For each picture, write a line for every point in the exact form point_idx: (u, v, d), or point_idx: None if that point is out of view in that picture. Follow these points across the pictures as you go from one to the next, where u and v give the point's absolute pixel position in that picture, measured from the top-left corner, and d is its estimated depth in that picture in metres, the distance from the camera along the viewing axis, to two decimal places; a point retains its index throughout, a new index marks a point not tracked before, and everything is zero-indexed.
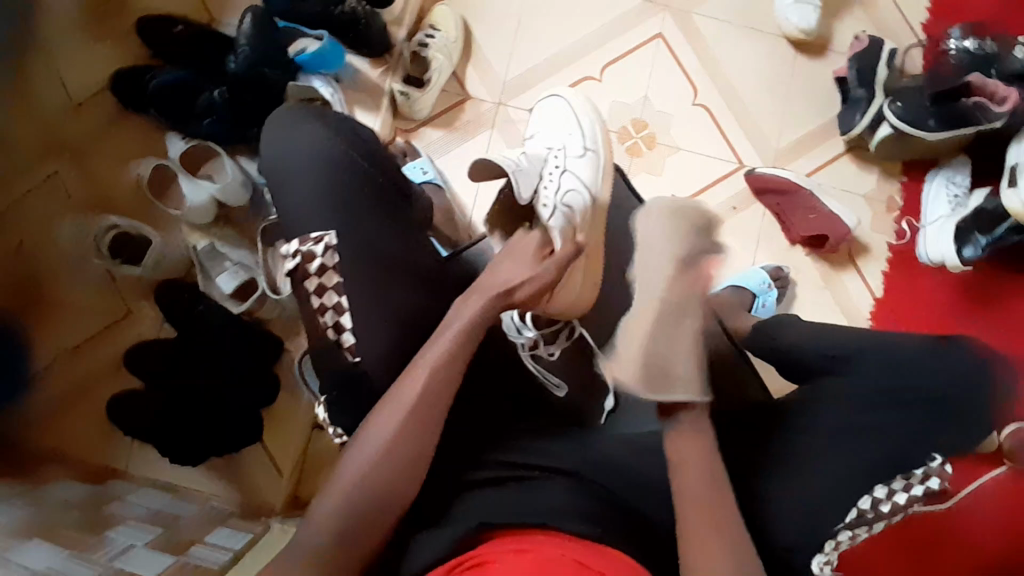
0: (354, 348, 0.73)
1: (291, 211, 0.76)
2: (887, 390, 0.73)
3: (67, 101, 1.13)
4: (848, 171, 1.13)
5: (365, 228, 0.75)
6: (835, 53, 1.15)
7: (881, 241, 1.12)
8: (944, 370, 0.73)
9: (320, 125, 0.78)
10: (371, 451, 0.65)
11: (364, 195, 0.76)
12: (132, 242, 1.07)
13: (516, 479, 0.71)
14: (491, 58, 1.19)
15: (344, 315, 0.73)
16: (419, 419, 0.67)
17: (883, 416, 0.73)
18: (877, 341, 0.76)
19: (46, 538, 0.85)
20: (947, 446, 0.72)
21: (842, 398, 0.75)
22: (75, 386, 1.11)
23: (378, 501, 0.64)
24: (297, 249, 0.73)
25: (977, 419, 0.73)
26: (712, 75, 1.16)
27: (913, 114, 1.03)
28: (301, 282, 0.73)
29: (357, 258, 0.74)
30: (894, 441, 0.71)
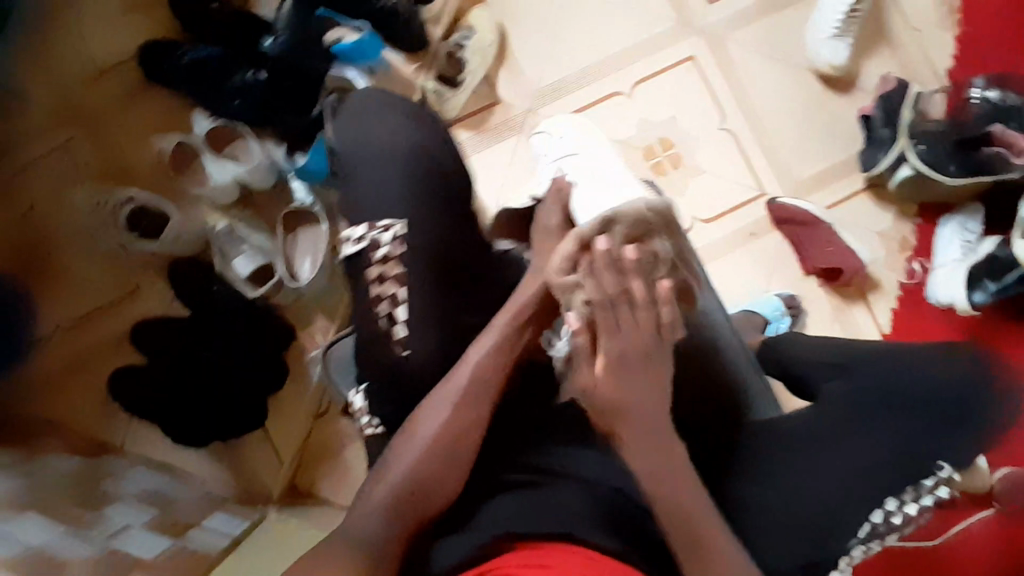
0: (405, 340, 0.72)
1: (356, 195, 0.75)
2: (884, 391, 0.70)
3: (91, 70, 1.13)
4: (866, 207, 1.15)
5: (429, 220, 0.74)
6: (861, 91, 1.17)
7: (892, 278, 1.14)
8: (945, 380, 0.69)
9: (396, 113, 0.78)
10: (419, 443, 0.66)
11: (434, 181, 0.76)
12: (150, 217, 1.06)
13: (542, 481, 0.67)
14: (524, 64, 1.19)
15: (399, 306, 0.72)
16: (461, 410, 0.67)
17: (884, 424, 0.69)
18: (874, 352, 0.74)
19: (38, 511, 0.82)
20: (952, 454, 0.68)
21: (842, 400, 0.72)
22: (78, 357, 1.09)
23: (418, 491, 0.63)
24: (363, 234, 0.73)
25: (976, 429, 0.69)
26: (740, 102, 1.18)
27: (935, 157, 1.06)
28: (364, 269, 0.73)
29: (418, 251, 0.73)
30: (906, 443, 0.68)
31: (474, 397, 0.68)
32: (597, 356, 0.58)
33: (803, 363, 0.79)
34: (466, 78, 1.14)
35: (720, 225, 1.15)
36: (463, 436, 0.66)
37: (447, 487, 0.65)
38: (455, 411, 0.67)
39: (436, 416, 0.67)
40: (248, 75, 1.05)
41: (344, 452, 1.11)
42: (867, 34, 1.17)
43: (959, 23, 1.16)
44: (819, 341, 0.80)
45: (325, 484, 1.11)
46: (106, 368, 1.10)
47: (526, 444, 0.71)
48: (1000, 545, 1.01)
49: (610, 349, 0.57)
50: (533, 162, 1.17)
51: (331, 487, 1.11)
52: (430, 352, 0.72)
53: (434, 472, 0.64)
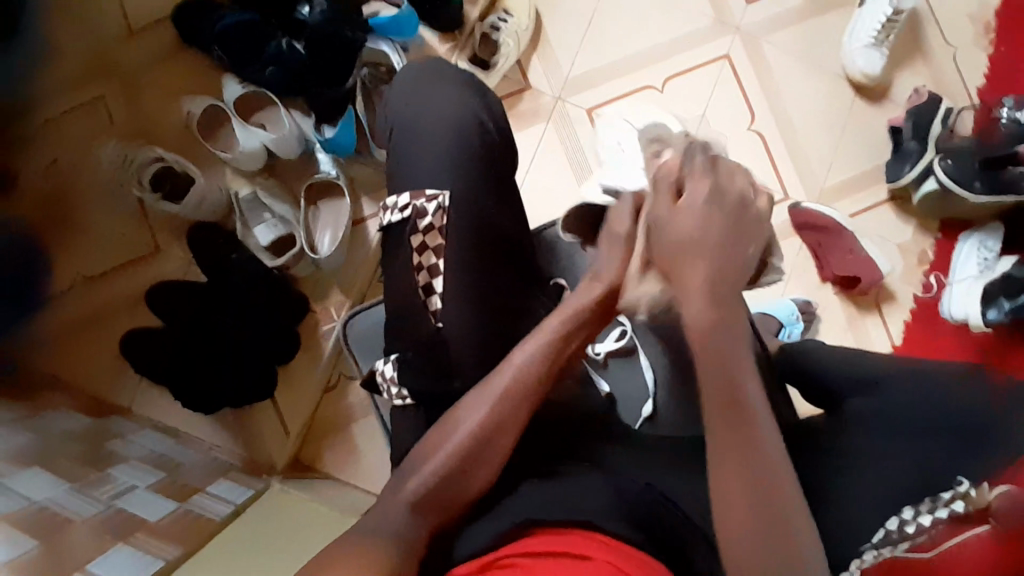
0: (439, 313, 0.72)
1: (408, 164, 0.76)
2: (918, 411, 0.70)
3: (124, 27, 1.11)
4: (888, 219, 1.15)
5: (471, 193, 0.74)
6: (891, 102, 1.17)
7: (908, 292, 1.14)
8: (970, 399, 0.69)
9: (455, 87, 0.78)
10: (461, 435, 0.66)
11: (479, 155, 0.75)
12: (174, 179, 1.06)
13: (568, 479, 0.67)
14: (557, 52, 1.18)
15: (437, 278, 0.73)
16: (505, 405, 0.67)
17: (911, 443, 0.69)
18: (901, 371, 0.74)
19: (45, 466, 0.83)
20: (972, 472, 0.67)
21: (870, 414, 0.72)
22: (91, 314, 1.09)
23: (454, 481, 0.64)
24: (408, 203, 0.73)
25: (995, 453, 0.67)
26: (771, 104, 1.18)
27: (962, 174, 1.05)
28: (408, 236, 0.73)
29: (462, 224, 0.73)
30: (933, 462, 0.68)
31: (514, 398, 0.67)
32: (674, 201, 0.62)
33: (827, 369, 0.77)
34: (499, 61, 1.13)
35: None
36: (499, 434, 0.66)
37: (479, 481, 0.65)
38: (493, 410, 0.67)
39: (474, 414, 0.67)
40: (281, 44, 1.04)
41: (353, 426, 1.11)
42: (903, 45, 1.17)
43: (995, 40, 1.16)
44: (844, 351, 0.79)
45: (329, 458, 1.10)
46: (119, 328, 1.09)
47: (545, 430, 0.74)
48: None
49: (692, 194, 0.62)
50: (559, 151, 1.16)
51: (336, 461, 1.10)
52: (466, 327, 0.72)
53: (468, 467, 0.65)
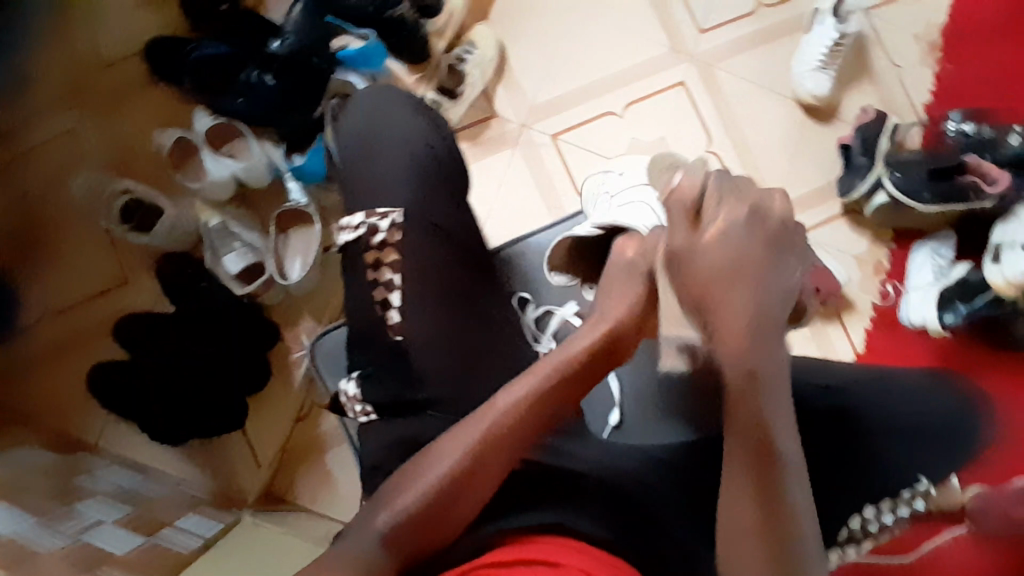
0: (399, 327, 0.74)
1: (366, 183, 0.79)
2: (904, 418, 0.77)
3: (95, 61, 1.13)
4: (844, 232, 1.20)
5: (429, 209, 0.78)
6: (841, 121, 1.23)
7: (866, 300, 1.18)
8: (938, 405, 0.79)
9: (411, 114, 0.83)
10: (445, 465, 0.62)
11: (434, 179, 0.80)
12: (143, 209, 1.06)
13: (544, 504, 0.65)
14: (523, 81, 1.22)
15: (394, 292, 0.75)
16: (493, 435, 0.63)
17: (883, 450, 0.75)
18: (874, 373, 0.80)
19: (10, 502, 0.80)
20: (933, 470, 0.78)
21: (874, 425, 0.76)
22: (59, 348, 1.08)
23: (439, 511, 0.61)
24: (362, 221, 0.77)
25: (958, 451, 0.80)
26: (727, 126, 1.23)
27: (910, 185, 1.11)
28: (363, 252, 0.76)
29: (420, 238, 0.76)
30: (904, 465, 0.76)
31: (495, 437, 0.63)
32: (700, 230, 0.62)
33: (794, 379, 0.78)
34: (465, 91, 1.17)
35: None
36: (480, 471, 0.63)
37: (461, 513, 0.62)
38: (477, 445, 0.63)
39: (455, 449, 0.63)
40: (252, 74, 1.06)
41: (326, 454, 1.09)
42: (851, 68, 1.24)
43: (937, 60, 1.23)
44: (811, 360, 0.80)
45: (302, 488, 1.08)
46: (86, 361, 1.07)
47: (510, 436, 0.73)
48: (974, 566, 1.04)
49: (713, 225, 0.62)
50: (527, 176, 1.19)
51: (309, 491, 1.08)
52: (425, 334, 0.73)
53: (448, 501, 0.61)
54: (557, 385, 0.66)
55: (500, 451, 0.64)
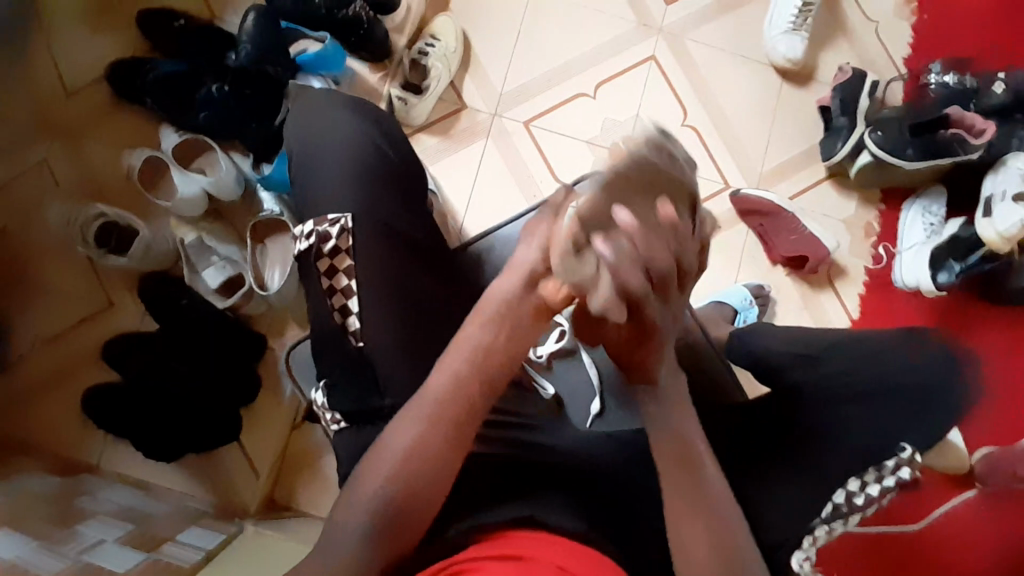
0: (359, 333, 0.76)
1: (312, 189, 0.81)
2: (882, 386, 0.76)
3: (62, 89, 1.15)
4: (830, 196, 1.17)
5: (379, 210, 0.79)
6: (819, 83, 1.19)
7: (859, 265, 1.15)
8: (918, 370, 0.76)
9: (345, 115, 0.84)
10: (392, 456, 0.59)
11: (383, 179, 0.81)
12: (119, 232, 1.07)
13: (517, 497, 0.65)
14: (489, 70, 1.21)
15: (351, 298, 0.77)
16: (437, 426, 0.59)
17: (858, 417, 0.75)
18: (850, 340, 0.79)
19: (14, 527, 0.80)
20: (916, 439, 0.74)
21: (845, 394, 0.76)
22: (53, 374, 1.09)
23: (402, 511, 0.59)
24: (312, 229, 0.78)
25: (938, 417, 0.75)
26: (701, 97, 1.20)
27: (891, 143, 1.07)
28: (315, 261, 0.78)
29: (370, 239, 0.78)
30: (879, 437, 0.74)
31: (449, 435, 0.60)
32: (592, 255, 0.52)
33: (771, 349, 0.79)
34: (430, 84, 1.15)
35: None
36: (425, 458, 0.59)
37: (421, 512, 0.60)
38: (421, 434, 0.59)
39: (402, 438, 0.59)
40: (210, 89, 1.07)
41: (320, 461, 1.10)
42: (824, 28, 1.20)
43: (915, 10, 1.19)
44: (786, 331, 0.81)
45: (303, 495, 1.09)
46: (80, 385, 1.09)
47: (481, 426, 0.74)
48: (985, 524, 1.02)
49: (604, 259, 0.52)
50: (501, 166, 1.18)
51: (310, 497, 1.09)
52: (385, 339, 0.75)
53: (402, 506, 0.59)
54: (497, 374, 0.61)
55: (451, 454, 0.60)
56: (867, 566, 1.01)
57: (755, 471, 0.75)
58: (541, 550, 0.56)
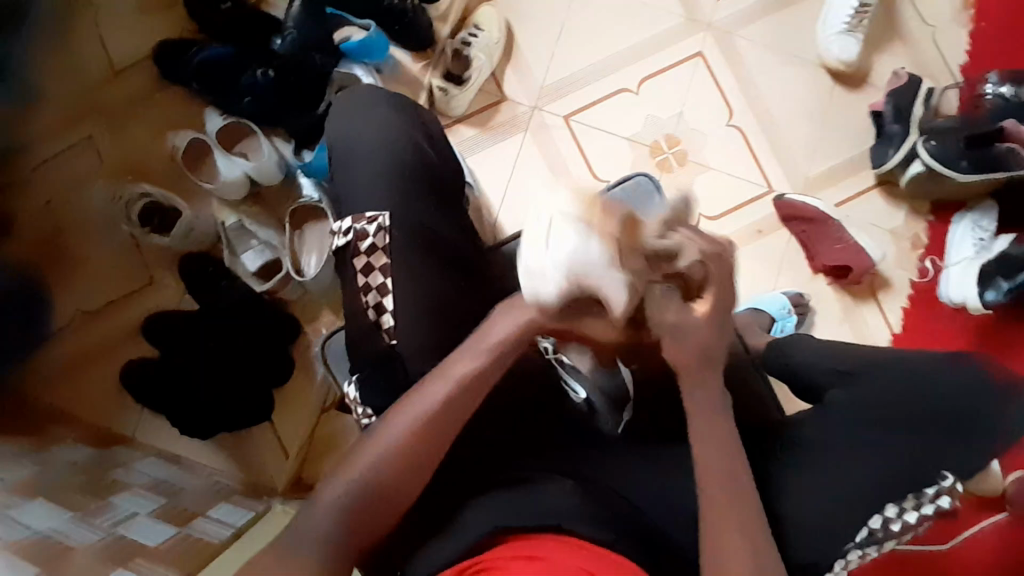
0: (393, 331, 0.77)
1: (354, 186, 0.82)
2: (921, 405, 0.72)
3: (108, 70, 1.17)
4: (877, 205, 1.13)
5: (415, 208, 0.80)
6: (872, 87, 1.16)
7: (902, 277, 1.12)
8: (963, 392, 0.73)
9: (390, 112, 0.85)
10: (384, 449, 0.64)
11: (422, 176, 0.82)
12: (162, 212, 1.10)
13: (541, 506, 0.66)
14: (531, 62, 1.19)
15: (387, 297, 0.77)
16: (430, 427, 0.65)
17: (898, 438, 0.72)
18: (889, 360, 0.76)
19: (49, 498, 0.83)
20: (961, 468, 0.72)
21: (876, 411, 0.73)
22: (95, 347, 1.13)
23: (398, 491, 0.65)
24: (350, 226, 0.79)
25: (982, 444, 0.72)
26: (747, 97, 1.17)
27: (946, 154, 1.03)
28: (352, 258, 0.79)
29: (405, 236, 0.78)
30: (918, 458, 0.71)
31: (429, 424, 0.65)
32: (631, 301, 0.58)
33: (809, 368, 0.81)
34: (471, 76, 1.14)
35: (731, 220, 1.14)
36: (414, 457, 0.65)
37: (406, 488, 0.65)
38: (411, 433, 0.65)
39: (393, 434, 0.65)
40: (255, 74, 1.08)
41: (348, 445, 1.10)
42: (879, 30, 1.16)
43: (976, 16, 1.14)
44: (827, 343, 0.83)
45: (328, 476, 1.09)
46: (121, 359, 1.12)
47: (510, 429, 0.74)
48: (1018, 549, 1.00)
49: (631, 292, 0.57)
50: (539, 160, 1.16)
51: None
52: (416, 336, 0.76)
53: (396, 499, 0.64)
54: (496, 364, 0.67)
55: (434, 432, 0.65)
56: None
57: (785, 489, 0.73)
58: (565, 555, 0.59)
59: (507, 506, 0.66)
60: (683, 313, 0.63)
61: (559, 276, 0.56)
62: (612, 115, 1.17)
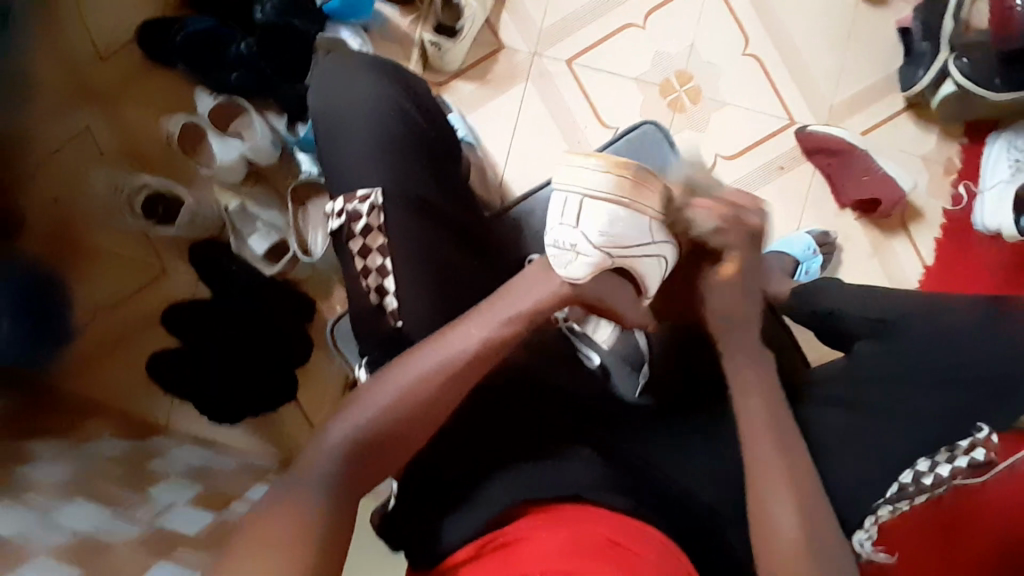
0: (398, 313, 0.74)
1: (344, 163, 0.78)
2: (955, 359, 0.69)
3: (94, 55, 1.14)
4: (907, 129, 1.06)
5: (409, 184, 0.77)
6: (899, 0, 1.06)
7: (935, 206, 1.05)
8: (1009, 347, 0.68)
9: (377, 74, 0.81)
10: (391, 392, 0.60)
11: (414, 148, 0.78)
12: (164, 201, 1.08)
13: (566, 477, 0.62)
14: (527, 4, 1.11)
15: (387, 278, 0.75)
16: (445, 380, 0.61)
17: (932, 390, 0.69)
18: (921, 310, 0.72)
19: (88, 495, 0.84)
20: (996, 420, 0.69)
21: (908, 363, 0.70)
22: (118, 340, 1.14)
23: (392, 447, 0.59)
24: (343, 208, 0.76)
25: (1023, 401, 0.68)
26: (764, 20, 1.08)
27: (979, 72, 0.95)
28: (347, 242, 0.76)
29: (402, 218, 0.75)
30: (947, 413, 0.68)
31: (445, 379, 0.61)
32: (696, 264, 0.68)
33: (846, 313, 0.75)
34: (463, 24, 1.04)
35: (749, 159, 1.07)
36: (422, 410, 0.60)
37: (410, 442, 0.60)
38: (423, 377, 0.60)
39: (401, 376, 0.60)
40: (240, 48, 1.05)
41: None
42: None
43: None
44: (861, 290, 0.76)
45: None
46: (144, 350, 1.14)
47: (521, 403, 0.70)
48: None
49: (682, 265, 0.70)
50: (541, 110, 1.11)
51: None
52: (420, 319, 0.73)
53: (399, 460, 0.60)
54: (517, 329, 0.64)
55: (447, 389, 0.61)
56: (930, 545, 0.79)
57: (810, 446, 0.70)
58: (592, 525, 0.55)
59: (513, 475, 0.63)
60: (710, 280, 0.69)
61: (589, 256, 0.65)
62: (618, 53, 1.10)
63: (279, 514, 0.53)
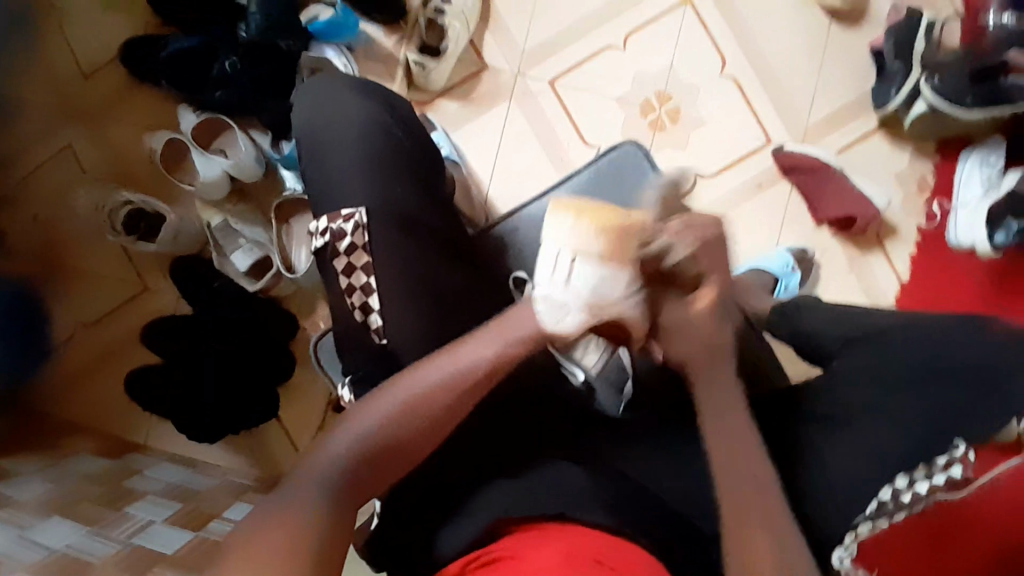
0: (382, 330, 0.74)
1: (330, 182, 0.79)
2: (935, 370, 0.67)
3: (76, 72, 1.13)
4: (881, 148, 1.08)
5: (395, 202, 0.77)
6: (870, 24, 1.10)
7: (910, 223, 1.08)
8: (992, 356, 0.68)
9: (377, 93, 0.83)
10: (395, 400, 0.60)
11: (400, 167, 0.79)
12: (146, 218, 1.08)
13: (551, 491, 0.62)
14: (511, 24, 1.13)
15: (372, 296, 0.75)
16: (449, 392, 0.61)
17: (910, 403, 0.67)
18: (901, 323, 0.71)
19: (64, 515, 0.82)
20: None
21: (892, 376, 0.69)
22: (97, 358, 1.12)
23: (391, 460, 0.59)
24: (327, 226, 0.77)
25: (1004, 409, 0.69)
26: (741, 42, 1.11)
27: (950, 91, 0.98)
28: (331, 260, 0.77)
29: (386, 235, 0.76)
30: (928, 425, 0.66)
31: (450, 395, 0.61)
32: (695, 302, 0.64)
33: (819, 335, 0.76)
34: (447, 46, 1.08)
35: (728, 177, 1.10)
36: (425, 420, 0.60)
37: (410, 456, 0.60)
38: (431, 389, 0.61)
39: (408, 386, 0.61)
40: (223, 66, 1.05)
41: None
42: None
43: None
44: (838, 309, 0.77)
45: None
46: (124, 368, 1.12)
47: (521, 408, 0.73)
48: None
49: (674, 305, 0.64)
50: (525, 129, 1.12)
51: None
52: (405, 335, 0.74)
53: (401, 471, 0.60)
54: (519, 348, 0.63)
55: (451, 404, 0.61)
56: (918, 555, 0.76)
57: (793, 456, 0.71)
58: (577, 543, 0.55)
59: (512, 485, 0.64)
60: (687, 308, 0.64)
61: (578, 314, 0.61)
62: (600, 73, 1.12)
63: (259, 530, 0.52)
